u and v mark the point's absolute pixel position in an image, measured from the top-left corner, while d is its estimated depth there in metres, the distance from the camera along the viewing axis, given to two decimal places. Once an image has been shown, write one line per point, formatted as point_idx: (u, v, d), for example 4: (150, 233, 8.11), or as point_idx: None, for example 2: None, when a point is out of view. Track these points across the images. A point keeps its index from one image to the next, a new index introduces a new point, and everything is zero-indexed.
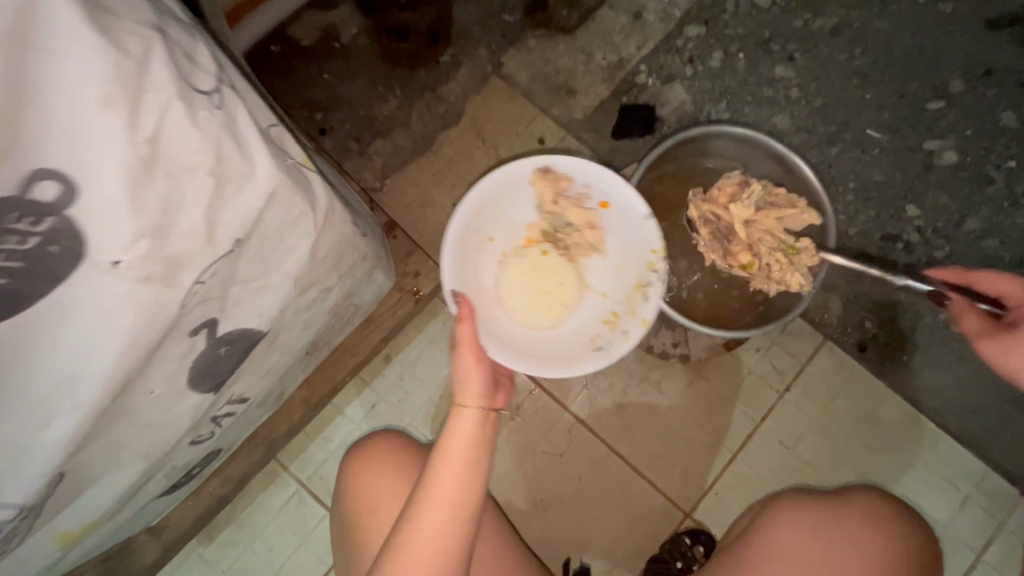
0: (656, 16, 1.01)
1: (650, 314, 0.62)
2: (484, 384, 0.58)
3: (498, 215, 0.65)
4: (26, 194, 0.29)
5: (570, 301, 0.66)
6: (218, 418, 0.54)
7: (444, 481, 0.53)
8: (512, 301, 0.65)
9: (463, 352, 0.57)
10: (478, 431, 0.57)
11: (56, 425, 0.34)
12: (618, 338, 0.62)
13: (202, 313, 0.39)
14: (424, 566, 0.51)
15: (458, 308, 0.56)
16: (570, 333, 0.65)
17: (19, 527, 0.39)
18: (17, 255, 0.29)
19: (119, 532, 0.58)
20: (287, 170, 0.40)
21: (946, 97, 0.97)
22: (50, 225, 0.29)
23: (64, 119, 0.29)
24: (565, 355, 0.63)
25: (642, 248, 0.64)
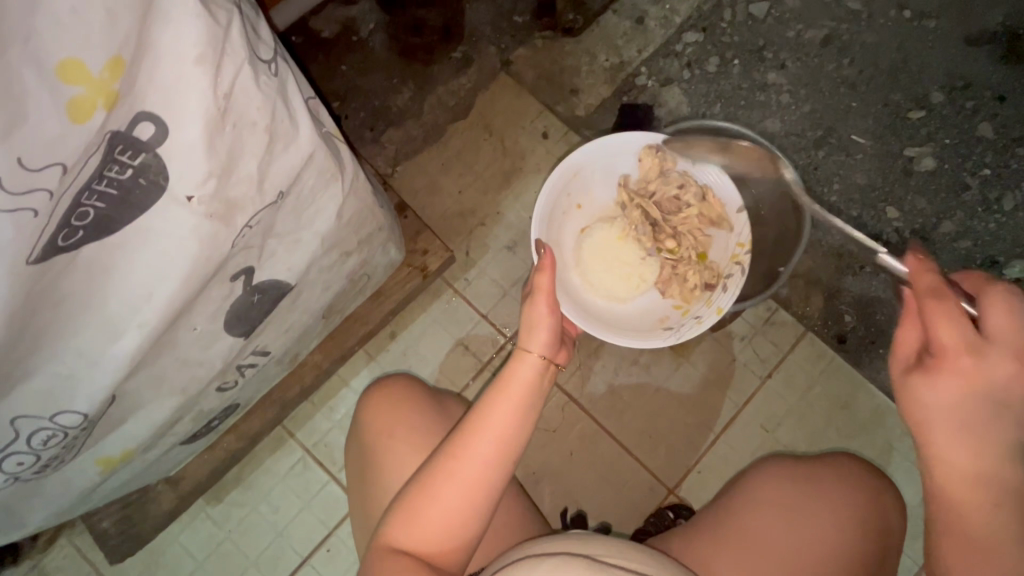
0: (657, 22, 1.08)
1: (725, 304, 0.72)
2: (550, 336, 0.60)
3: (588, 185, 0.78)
4: (128, 131, 0.34)
5: (649, 279, 0.77)
6: (243, 367, 0.59)
7: (501, 415, 0.54)
8: (597, 265, 0.77)
9: (538, 299, 0.61)
10: (538, 379, 0.58)
11: (122, 342, 0.40)
12: (690, 321, 0.73)
13: (242, 260, 0.45)
14: (462, 490, 0.52)
15: (539, 260, 0.61)
16: (643, 308, 0.77)
17: (75, 440, 0.44)
18: (114, 184, 0.34)
19: (146, 472, 0.63)
20: (323, 137, 0.45)
21: (927, 108, 1.04)
22: (143, 160, 0.35)
23: (163, 72, 0.33)
24: (636, 326, 0.75)
25: (730, 241, 0.75)
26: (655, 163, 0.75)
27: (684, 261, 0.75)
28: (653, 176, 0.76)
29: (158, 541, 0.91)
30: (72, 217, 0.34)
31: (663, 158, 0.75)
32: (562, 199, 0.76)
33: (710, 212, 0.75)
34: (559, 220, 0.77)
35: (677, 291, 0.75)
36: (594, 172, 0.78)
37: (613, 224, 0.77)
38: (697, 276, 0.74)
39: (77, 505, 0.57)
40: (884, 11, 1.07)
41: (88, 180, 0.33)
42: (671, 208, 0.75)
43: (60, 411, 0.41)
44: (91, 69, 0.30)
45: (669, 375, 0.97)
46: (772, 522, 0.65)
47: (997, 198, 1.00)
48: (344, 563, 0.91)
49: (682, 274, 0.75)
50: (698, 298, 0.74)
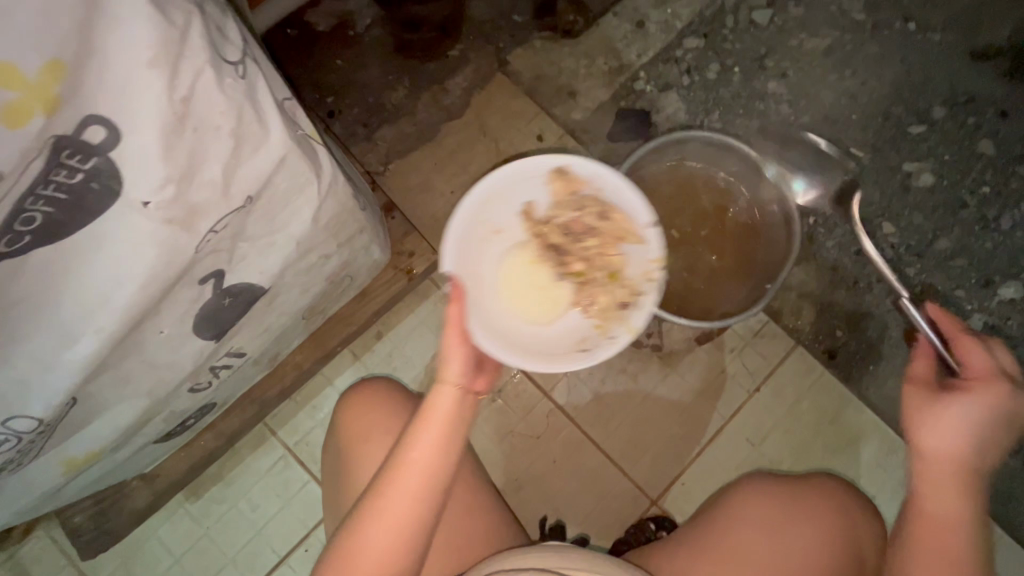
0: (658, 27, 1.06)
1: (642, 323, 0.58)
2: (468, 363, 0.57)
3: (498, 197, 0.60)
4: (78, 134, 0.33)
5: (562, 301, 0.60)
6: (216, 368, 0.58)
7: (421, 454, 0.54)
8: (502, 295, 0.59)
9: (448, 333, 0.55)
10: (457, 411, 0.56)
11: (80, 345, 0.39)
12: (605, 343, 0.57)
13: (211, 263, 0.44)
14: (391, 531, 0.52)
15: (450, 289, 0.56)
16: (558, 335, 0.59)
17: (34, 443, 0.43)
18: (62, 188, 0.33)
19: (117, 470, 0.62)
20: (297, 140, 0.44)
21: (928, 122, 1.02)
22: (95, 164, 0.34)
23: (114, 75, 0.32)
24: (551, 355, 0.57)
25: (643, 255, 0.59)
26: (564, 185, 0.60)
27: (593, 283, 0.60)
28: (561, 200, 0.61)
29: (136, 535, 0.90)
30: (16, 222, 0.33)
31: (571, 178, 0.60)
32: (465, 225, 0.58)
33: (618, 228, 0.60)
34: (467, 248, 0.58)
35: (594, 312, 0.59)
36: (504, 192, 0.60)
37: (520, 246, 0.61)
38: (609, 295, 0.59)
39: (42, 504, 0.56)
40: (888, 23, 1.05)
41: (31, 185, 0.32)
42: (579, 229, 0.61)
43: (15, 415, 0.40)
44: (28, 72, 0.29)
45: (657, 385, 0.96)
46: (754, 538, 0.65)
47: (995, 217, 0.99)
48: None
49: (592, 296, 0.60)
50: (616, 316, 0.59)
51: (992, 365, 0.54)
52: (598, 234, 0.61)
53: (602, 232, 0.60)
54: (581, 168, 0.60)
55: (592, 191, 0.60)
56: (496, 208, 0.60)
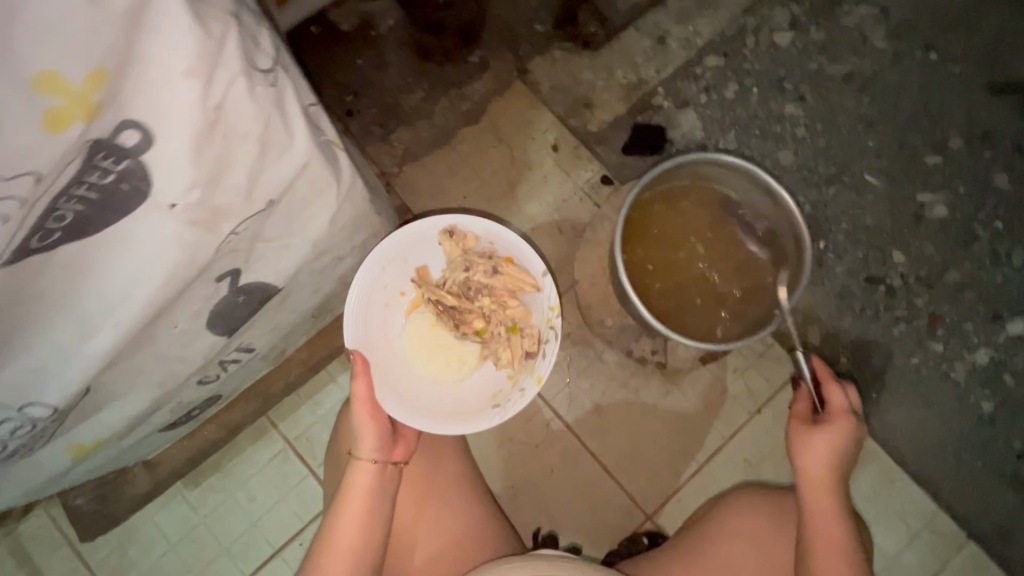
0: (679, 43, 1.06)
1: (546, 371, 0.64)
2: (379, 438, 0.62)
3: (402, 270, 0.67)
4: (112, 137, 0.33)
5: (472, 358, 0.68)
6: (225, 362, 0.58)
7: (344, 533, 0.58)
8: (414, 360, 0.67)
9: (359, 410, 0.62)
10: (376, 483, 0.61)
11: (97, 338, 0.40)
12: (515, 395, 0.65)
13: (229, 262, 0.44)
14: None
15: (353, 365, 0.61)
16: (475, 390, 0.68)
17: (45, 429, 0.44)
18: (95, 188, 0.34)
19: (120, 457, 0.63)
20: (320, 146, 0.45)
21: (944, 153, 1.02)
22: (126, 166, 0.34)
23: (150, 82, 0.33)
24: (467, 412, 0.66)
25: (543, 303, 0.67)
26: (456, 245, 0.67)
27: (496, 338, 0.67)
28: (457, 258, 0.67)
29: (133, 520, 0.91)
30: (48, 220, 0.33)
31: (462, 238, 0.67)
32: (371, 298, 0.65)
33: (516, 279, 0.66)
34: (376, 319, 0.66)
35: (501, 362, 0.67)
36: (402, 260, 0.66)
37: (423, 310, 0.68)
38: (511, 348, 0.66)
39: (48, 486, 0.57)
40: (909, 52, 1.05)
41: (66, 185, 0.33)
42: (473, 287, 0.67)
43: (29, 403, 0.40)
44: (71, 78, 0.30)
45: (658, 400, 0.96)
46: (751, 546, 0.65)
47: (1006, 252, 0.99)
48: None
49: (497, 349, 0.67)
50: (524, 367, 0.66)
51: (846, 404, 0.63)
52: (491, 291, 0.66)
53: (496, 288, 0.66)
54: (469, 227, 0.67)
55: (481, 248, 0.67)
56: (402, 280, 0.68)
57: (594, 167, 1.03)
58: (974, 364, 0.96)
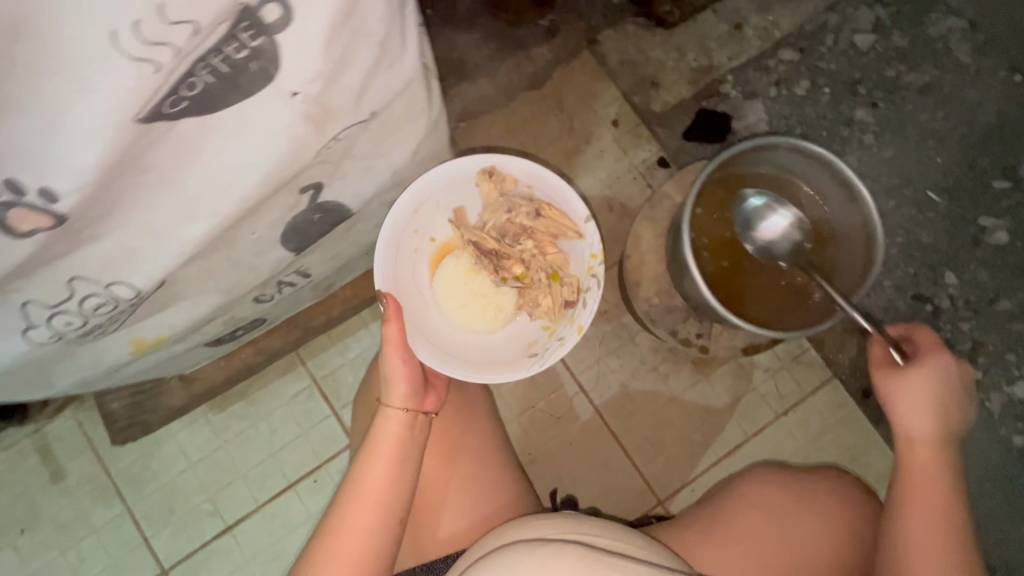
0: (755, 32, 1.03)
1: (587, 321, 0.63)
2: (410, 385, 0.60)
3: (436, 214, 0.66)
4: (257, 9, 0.32)
5: (508, 307, 0.66)
6: (282, 283, 0.58)
7: (371, 481, 0.57)
8: (448, 305, 0.67)
9: (390, 353, 0.60)
10: (406, 431, 0.60)
11: (193, 225, 0.40)
12: (553, 344, 0.64)
13: (317, 174, 0.44)
14: (351, 562, 0.54)
15: (386, 308, 0.59)
16: (509, 338, 0.67)
17: (120, 314, 0.45)
18: (228, 61, 0.33)
19: (167, 363, 0.64)
20: (423, 69, 0.45)
21: (1014, 180, 0.97)
22: (261, 44, 0.34)
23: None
24: (501, 360, 0.65)
25: (584, 252, 0.65)
26: (493, 186, 0.65)
27: (535, 285, 0.66)
28: (495, 202, 0.65)
29: (156, 435, 0.93)
30: (182, 86, 0.33)
31: (501, 179, 0.65)
32: (404, 241, 0.64)
33: (557, 225, 0.64)
34: (408, 261, 0.65)
35: (539, 311, 0.66)
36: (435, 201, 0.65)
37: (459, 256, 0.67)
38: (551, 297, 0.65)
39: (100, 380, 0.58)
40: (993, 71, 1.00)
41: (205, 52, 0.32)
42: (513, 232, 0.65)
43: (117, 281, 0.41)
44: None
45: (684, 390, 0.96)
46: (767, 524, 0.64)
47: None
48: (328, 496, 0.92)
49: (536, 298, 0.66)
50: (562, 317, 0.65)
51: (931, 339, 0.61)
52: (533, 235, 0.65)
53: (537, 232, 0.65)
54: (508, 167, 0.64)
55: (521, 191, 0.65)
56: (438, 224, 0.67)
57: (652, 148, 1.01)
58: (1012, 397, 0.93)
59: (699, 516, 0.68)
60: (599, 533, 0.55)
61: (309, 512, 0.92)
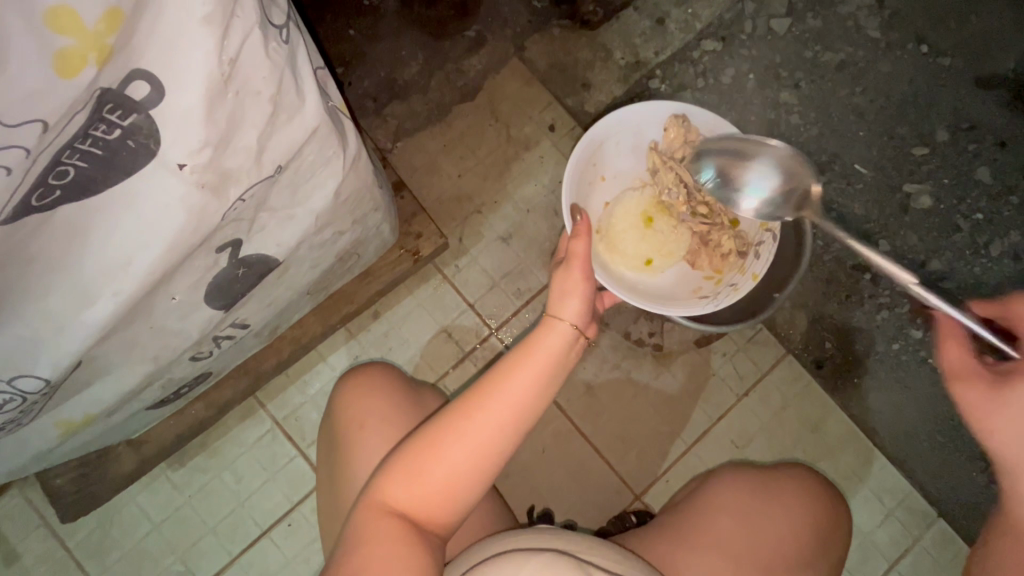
0: (677, 25, 1.04)
1: (761, 270, 0.69)
2: (584, 305, 0.56)
3: (614, 154, 0.73)
4: (121, 89, 0.32)
5: (679, 251, 0.73)
6: (219, 338, 0.57)
7: (524, 380, 0.51)
8: (627, 238, 0.72)
9: (573, 265, 0.58)
10: (566, 348, 0.54)
11: (97, 306, 0.39)
12: (725, 289, 0.70)
13: (231, 232, 0.43)
14: (475, 454, 0.49)
15: (577, 226, 0.59)
16: (673, 280, 0.73)
17: (32, 405, 0.43)
18: (99, 143, 0.33)
19: (112, 432, 0.62)
20: (328, 111, 0.44)
21: (930, 145, 1.01)
22: (134, 121, 0.33)
23: (162, 30, 0.32)
24: (672, 297, 0.70)
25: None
26: (681, 133, 0.70)
27: (719, 229, 0.70)
28: (678, 146, 0.70)
29: (114, 500, 0.89)
30: (49, 176, 0.32)
31: (689, 127, 0.69)
32: (589, 170, 0.71)
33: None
34: (589, 190, 0.72)
35: (707, 260, 0.71)
36: (619, 140, 0.72)
37: (643, 193, 0.74)
38: (731, 242, 0.69)
39: (36, 462, 0.56)
40: (902, 43, 1.02)
41: (70, 139, 0.32)
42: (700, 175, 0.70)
43: (20, 374, 0.40)
44: (87, 19, 0.29)
45: (650, 381, 0.97)
46: (735, 527, 0.65)
47: (985, 243, 0.98)
48: (303, 539, 0.90)
49: (715, 241, 0.70)
50: (732, 266, 0.71)
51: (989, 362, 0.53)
52: None
53: None
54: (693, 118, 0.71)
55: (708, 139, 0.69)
56: (614, 164, 0.74)
57: None
58: None
59: (678, 522, 0.68)
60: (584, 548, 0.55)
61: (285, 557, 0.89)
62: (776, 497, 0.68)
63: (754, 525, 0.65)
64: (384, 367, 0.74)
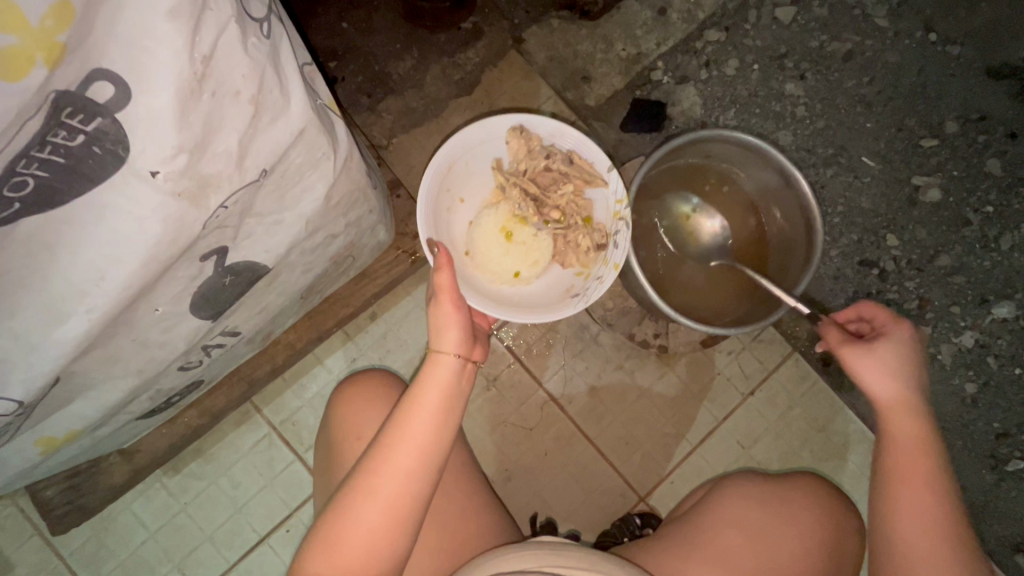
0: (680, 15, 1.00)
1: (622, 257, 0.60)
2: (463, 332, 0.56)
3: (466, 174, 0.65)
4: (81, 91, 0.30)
5: (545, 257, 0.65)
6: (209, 347, 0.54)
7: (417, 426, 0.51)
8: (484, 256, 0.65)
9: (442, 300, 0.55)
10: (454, 379, 0.55)
11: (71, 322, 0.37)
12: (592, 283, 0.62)
13: (215, 240, 0.41)
14: (382, 510, 0.49)
15: (436, 258, 0.55)
16: (544, 288, 0.65)
17: (10, 424, 0.41)
18: (60, 150, 0.31)
19: (99, 444, 0.60)
20: (316, 110, 0.42)
21: (939, 137, 0.98)
22: (97, 126, 0.31)
23: (126, 27, 0.29)
24: (541, 303, 0.62)
25: (608, 199, 0.64)
26: (523, 144, 0.64)
27: (572, 229, 0.64)
28: (524, 157, 0.64)
29: (109, 509, 0.87)
30: (5, 186, 0.31)
31: (530, 137, 0.63)
32: (440, 194, 0.63)
33: (583, 172, 0.63)
34: (445, 217, 0.64)
35: (573, 258, 0.65)
36: (466, 161, 0.65)
37: (498, 208, 0.66)
38: (587, 238, 0.63)
39: (20, 479, 0.54)
40: (911, 32, 0.99)
41: (26, 146, 0.30)
42: (549, 180, 0.64)
43: None
44: (31, 16, 0.27)
45: (653, 382, 0.95)
46: (745, 540, 0.64)
47: (995, 236, 0.96)
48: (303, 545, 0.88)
49: (573, 241, 0.64)
50: (596, 259, 0.63)
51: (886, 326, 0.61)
52: (568, 180, 0.64)
53: (571, 177, 0.64)
54: (533, 127, 0.64)
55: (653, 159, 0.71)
56: (468, 185, 0.66)
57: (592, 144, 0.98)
58: (960, 347, 0.94)
59: (682, 533, 0.67)
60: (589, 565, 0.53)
61: (285, 564, 0.88)
62: (788, 512, 0.66)
63: (763, 542, 0.64)
64: (383, 372, 0.72)
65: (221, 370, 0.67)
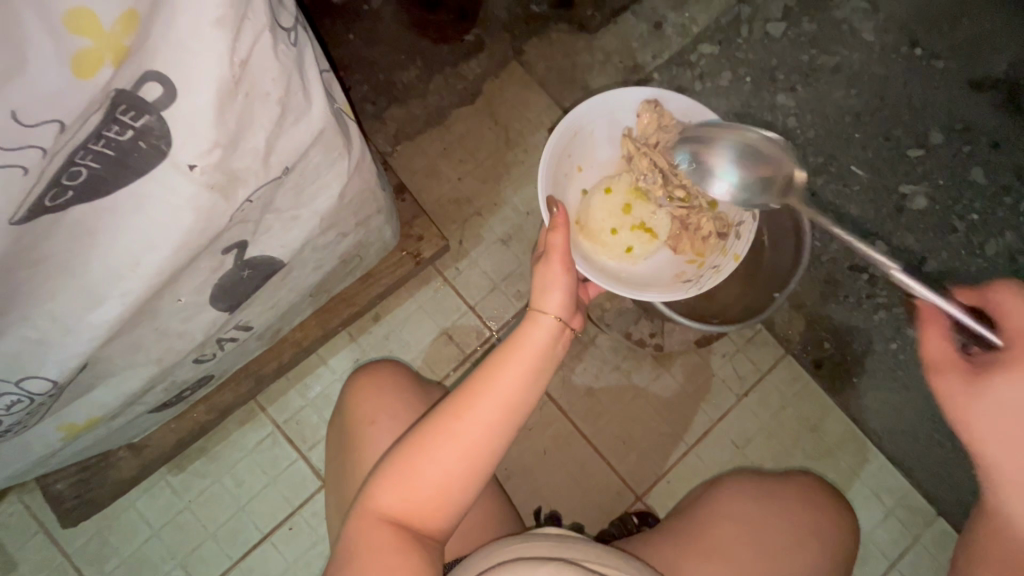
0: (675, 29, 1.04)
1: (742, 250, 0.67)
2: (566, 297, 0.57)
3: (589, 146, 0.72)
4: (135, 90, 0.33)
5: (661, 236, 0.72)
6: (223, 340, 0.57)
7: (508, 379, 0.52)
8: (603, 226, 0.71)
9: (552, 259, 0.58)
10: (551, 342, 0.55)
11: (105, 306, 0.40)
12: (707, 272, 0.68)
13: (238, 233, 0.44)
14: (462, 453, 0.50)
15: (553, 218, 0.59)
16: (657, 266, 0.71)
17: (39, 406, 0.44)
18: (111, 144, 0.34)
19: (114, 436, 0.62)
20: (334, 113, 0.45)
21: (925, 147, 1.01)
22: (146, 122, 0.34)
23: (177, 32, 0.32)
24: (654, 282, 0.69)
25: None
26: (655, 118, 0.68)
27: (696, 210, 0.68)
28: (653, 130, 0.69)
29: (113, 507, 0.88)
30: (63, 176, 0.33)
31: (663, 111, 0.68)
32: (565, 161, 0.69)
33: None
34: (566, 185, 0.70)
35: (688, 243, 0.70)
36: (591, 132, 0.71)
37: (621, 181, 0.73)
38: (709, 223, 0.68)
39: (38, 466, 0.56)
40: (897, 47, 1.03)
41: (84, 139, 0.33)
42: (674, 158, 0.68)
43: (29, 376, 0.41)
44: (105, 21, 0.29)
45: (649, 382, 0.98)
46: (738, 533, 0.66)
47: (980, 243, 0.99)
48: (304, 544, 0.89)
49: (693, 224, 0.69)
50: (713, 247, 0.69)
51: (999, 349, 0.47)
52: None
53: None
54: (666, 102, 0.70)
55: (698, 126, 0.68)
56: (588, 157, 0.73)
57: None
58: None
59: (680, 528, 0.69)
60: (599, 558, 0.55)
61: (287, 561, 0.89)
62: (781, 508, 0.68)
63: (755, 534, 0.66)
64: (391, 362, 0.74)
65: (232, 365, 0.69)
